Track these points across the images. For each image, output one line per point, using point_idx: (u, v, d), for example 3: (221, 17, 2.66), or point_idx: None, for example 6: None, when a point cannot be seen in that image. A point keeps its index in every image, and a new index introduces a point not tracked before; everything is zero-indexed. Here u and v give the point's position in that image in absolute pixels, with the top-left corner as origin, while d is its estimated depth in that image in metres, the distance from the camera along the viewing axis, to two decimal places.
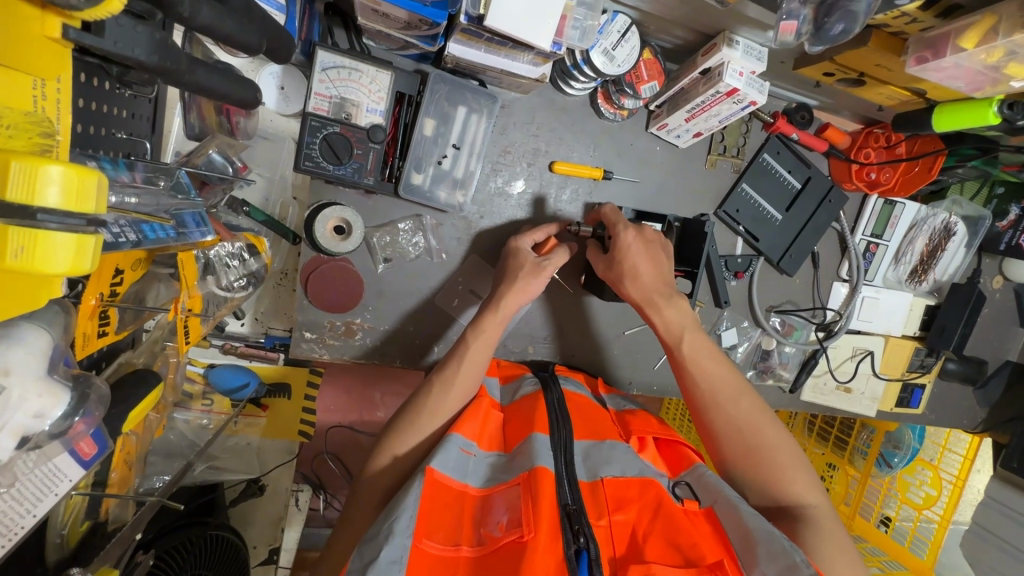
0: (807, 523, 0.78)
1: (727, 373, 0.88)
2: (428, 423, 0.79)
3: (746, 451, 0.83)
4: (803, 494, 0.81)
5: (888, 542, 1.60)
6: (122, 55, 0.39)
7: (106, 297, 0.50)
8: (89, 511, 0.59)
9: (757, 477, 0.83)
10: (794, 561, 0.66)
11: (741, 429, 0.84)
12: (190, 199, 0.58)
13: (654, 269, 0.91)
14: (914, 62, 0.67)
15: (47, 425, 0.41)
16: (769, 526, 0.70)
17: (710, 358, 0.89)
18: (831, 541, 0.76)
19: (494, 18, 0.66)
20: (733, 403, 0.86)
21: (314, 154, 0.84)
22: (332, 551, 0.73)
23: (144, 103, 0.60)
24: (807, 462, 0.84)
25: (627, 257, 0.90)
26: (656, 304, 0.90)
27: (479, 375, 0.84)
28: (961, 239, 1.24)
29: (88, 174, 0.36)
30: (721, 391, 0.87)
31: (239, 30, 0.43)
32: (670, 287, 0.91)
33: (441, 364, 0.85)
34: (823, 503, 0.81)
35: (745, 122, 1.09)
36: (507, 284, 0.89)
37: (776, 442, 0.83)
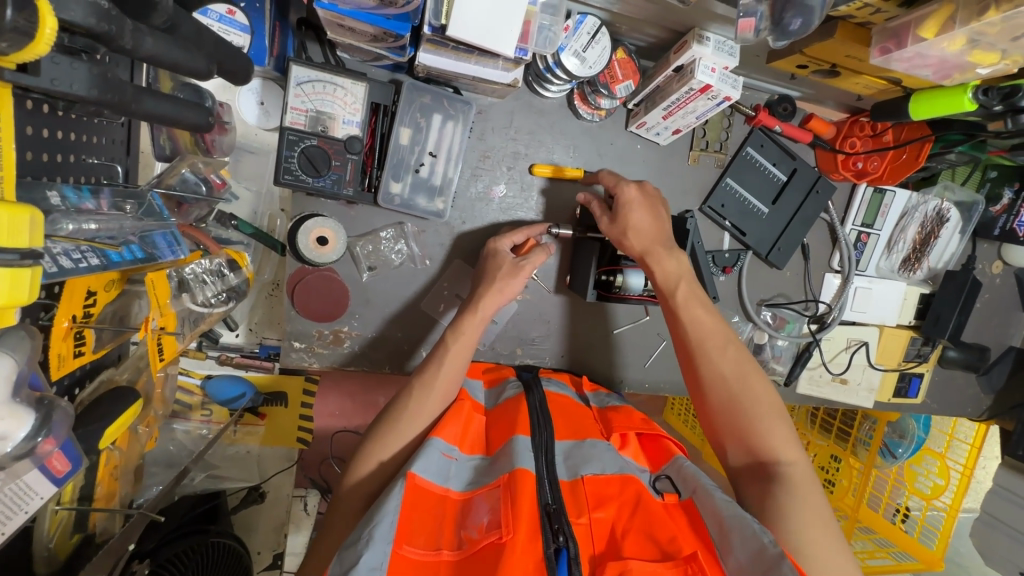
0: (783, 478, 0.77)
1: (718, 325, 0.89)
2: (410, 424, 0.81)
3: (729, 401, 0.84)
4: (781, 450, 0.81)
5: (897, 533, 1.60)
6: (61, 91, 0.39)
7: (79, 318, 0.52)
8: (77, 524, 0.61)
9: (737, 431, 0.83)
10: (762, 544, 0.66)
11: (726, 379, 0.85)
12: (161, 220, 0.59)
13: (657, 225, 0.91)
14: (878, 52, 0.67)
15: (9, 446, 0.41)
16: (742, 512, 0.71)
17: (702, 308, 0.89)
18: (807, 496, 0.75)
19: (455, 27, 0.67)
20: (721, 352, 0.87)
21: (292, 168, 0.86)
22: (315, 557, 0.75)
23: (117, 126, 0.62)
24: (788, 421, 0.84)
25: (633, 213, 0.91)
26: (660, 254, 0.90)
27: (459, 378, 0.86)
28: (954, 225, 1.21)
29: (19, 211, 0.36)
30: (709, 341, 0.87)
31: (185, 56, 0.45)
32: (674, 238, 0.91)
33: (424, 365, 0.86)
34: (801, 462, 0.80)
35: (727, 116, 1.08)
36: (485, 285, 0.90)
37: (760, 395, 0.84)
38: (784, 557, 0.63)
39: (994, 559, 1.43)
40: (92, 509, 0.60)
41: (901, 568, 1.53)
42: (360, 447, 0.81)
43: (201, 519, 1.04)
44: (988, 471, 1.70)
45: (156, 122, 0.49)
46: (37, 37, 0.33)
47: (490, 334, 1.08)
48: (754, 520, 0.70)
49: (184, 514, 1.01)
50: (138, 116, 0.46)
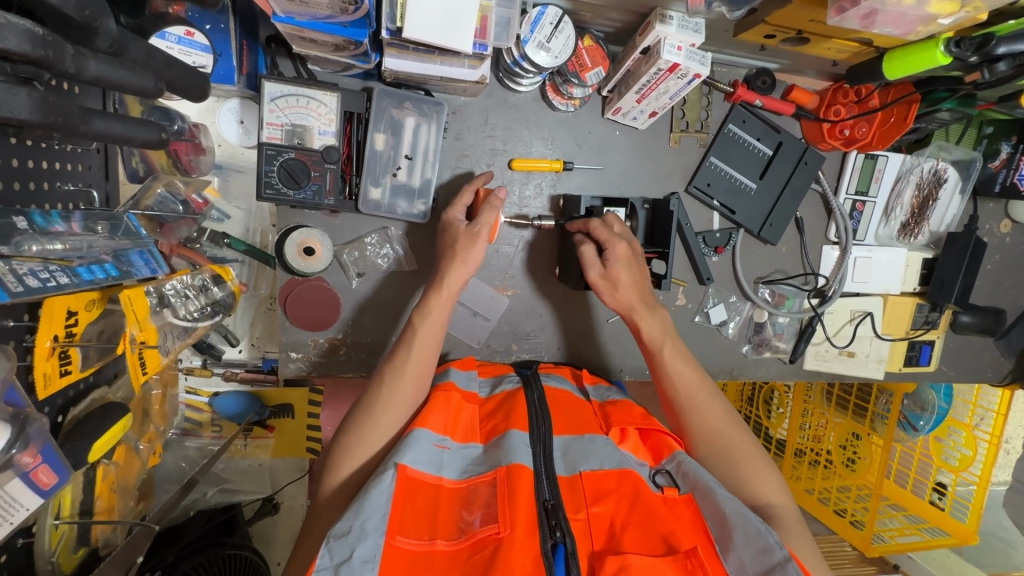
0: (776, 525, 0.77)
1: (700, 378, 0.89)
2: (385, 408, 0.82)
3: (717, 452, 0.83)
4: (770, 494, 0.80)
5: (929, 509, 1.55)
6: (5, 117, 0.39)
7: (62, 338, 0.54)
8: (79, 538, 0.64)
9: (730, 481, 0.82)
10: (767, 544, 0.66)
11: (709, 432, 0.85)
12: (136, 240, 0.61)
13: (639, 280, 0.92)
14: (835, 13, 0.66)
15: None
16: (746, 509, 0.71)
17: (682, 362, 0.90)
18: (799, 541, 0.75)
19: (410, 28, 0.68)
20: (707, 404, 0.86)
21: (273, 181, 0.88)
22: (304, 546, 0.75)
23: (94, 153, 0.65)
24: (774, 465, 0.84)
25: (621, 269, 0.90)
26: (638, 313, 0.91)
27: (432, 356, 0.87)
28: (952, 186, 1.18)
29: None
30: (690, 394, 0.87)
31: (132, 76, 0.47)
32: (651, 295, 0.93)
33: (393, 352, 0.87)
34: (790, 506, 0.80)
35: (705, 94, 1.07)
36: (445, 259, 0.90)
37: (745, 445, 0.84)
38: (789, 557, 0.64)
39: None
40: (91, 522, 0.62)
41: (932, 544, 1.50)
42: (341, 435, 0.82)
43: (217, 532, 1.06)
44: (1017, 438, 1.65)
45: (106, 142, 0.50)
46: None
47: (483, 331, 1.09)
48: (756, 517, 0.70)
49: (200, 526, 1.04)
50: (90, 137, 0.48)
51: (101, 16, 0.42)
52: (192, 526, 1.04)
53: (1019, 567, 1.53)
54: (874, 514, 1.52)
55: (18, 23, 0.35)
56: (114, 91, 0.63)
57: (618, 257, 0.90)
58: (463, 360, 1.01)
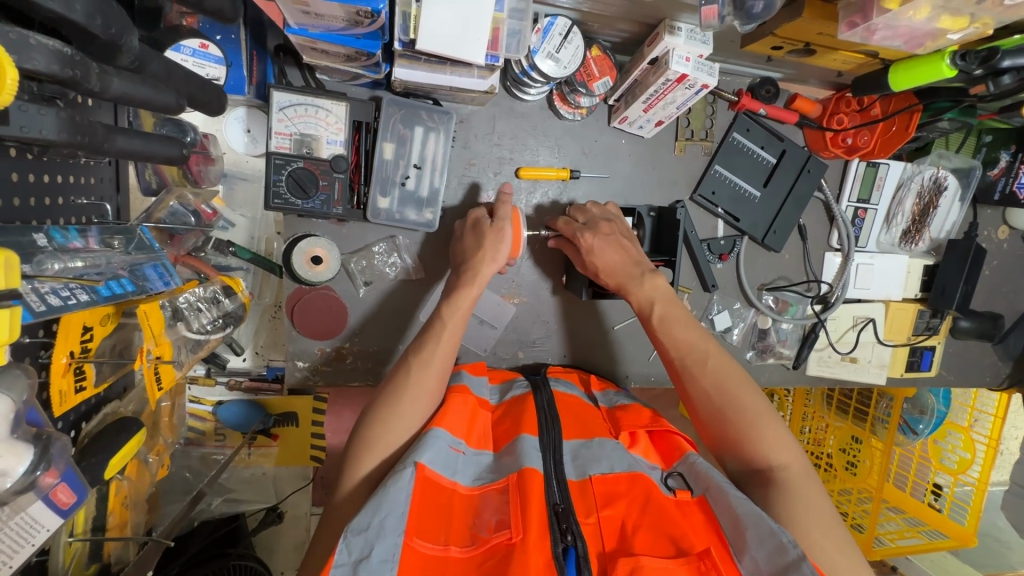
0: (778, 487, 0.77)
1: (700, 339, 0.88)
2: (414, 400, 0.82)
3: (714, 414, 0.84)
4: (774, 455, 0.80)
5: (927, 511, 1.56)
6: (34, 137, 0.39)
7: (77, 354, 0.53)
8: (92, 555, 0.63)
9: (730, 441, 0.82)
10: (781, 543, 0.66)
11: (710, 392, 0.84)
12: (151, 253, 0.61)
13: (623, 258, 0.93)
14: (847, 27, 0.67)
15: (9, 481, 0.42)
16: (756, 508, 0.70)
17: (682, 326, 0.89)
18: (801, 502, 0.75)
19: (423, 40, 0.68)
20: (701, 367, 0.86)
21: (281, 192, 0.88)
22: (319, 542, 0.73)
23: (106, 165, 0.65)
24: (781, 423, 0.83)
25: (596, 256, 0.93)
26: (628, 289, 0.92)
27: (454, 352, 0.87)
28: (953, 194, 1.19)
29: None
30: (690, 357, 0.87)
31: (154, 92, 0.47)
32: (641, 264, 0.92)
33: (418, 345, 0.87)
34: (797, 464, 0.79)
35: (710, 103, 1.07)
36: (478, 256, 0.91)
37: (747, 404, 0.82)
38: (803, 556, 0.64)
39: None
40: (104, 539, 0.61)
41: (931, 547, 1.51)
42: (358, 431, 0.81)
43: (221, 545, 1.07)
44: (1013, 441, 1.67)
45: (127, 158, 0.50)
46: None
47: (490, 339, 1.09)
48: (770, 517, 0.69)
49: (205, 540, 1.05)
50: (112, 154, 0.48)
51: (125, 33, 0.42)
52: (196, 539, 1.05)
53: (1014, 566, 1.57)
54: (875, 518, 1.54)
55: (46, 42, 0.35)
56: (125, 106, 0.63)
57: (589, 244, 0.93)
58: (473, 365, 1.01)
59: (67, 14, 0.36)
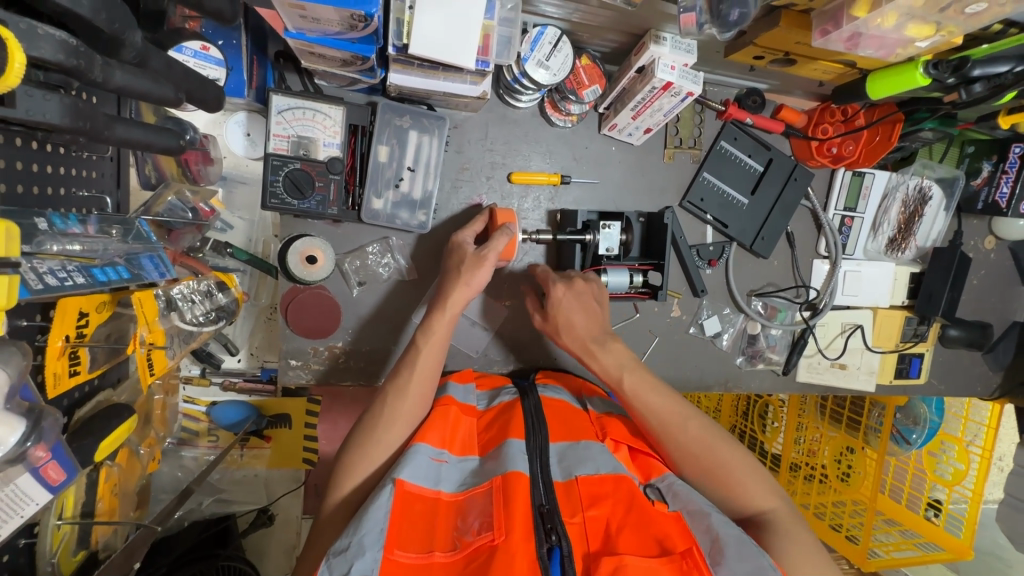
0: (773, 530, 0.78)
1: (674, 403, 0.87)
2: (388, 428, 0.82)
3: (701, 474, 0.83)
4: (762, 500, 0.81)
5: (924, 524, 1.55)
6: (37, 120, 0.41)
7: (72, 339, 0.55)
8: (80, 541, 0.64)
9: (720, 493, 0.83)
10: (760, 563, 0.66)
11: (695, 453, 0.84)
12: (148, 244, 0.63)
13: (594, 321, 0.94)
14: (819, 35, 0.70)
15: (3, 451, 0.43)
16: (737, 530, 0.70)
17: (653, 392, 0.87)
18: (799, 542, 0.76)
19: (415, 44, 0.71)
20: (681, 428, 0.85)
21: (278, 192, 0.90)
22: (306, 560, 0.76)
23: (107, 162, 0.67)
24: (759, 466, 0.85)
25: (562, 310, 0.95)
26: (593, 355, 0.92)
27: (433, 381, 0.88)
28: (938, 203, 1.22)
29: None
30: (667, 420, 0.85)
31: (155, 86, 0.49)
32: (605, 333, 0.93)
33: (396, 373, 0.88)
34: (783, 505, 0.81)
35: (698, 113, 1.10)
36: (451, 281, 0.92)
37: (729, 456, 0.83)
38: None
39: None
40: (94, 523, 0.62)
41: (927, 558, 1.50)
42: (345, 450, 0.83)
43: (211, 544, 1.08)
44: (1008, 453, 1.66)
45: (128, 147, 0.53)
46: (7, 72, 0.35)
47: (481, 341, 1.10)
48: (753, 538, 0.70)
49: (194, 540, 1.06)
50: (113, 142, 0.50)
51: (128, 29, 0.44)
52: (186, 536, 1.06)
53: None
54: (870, 529, 1.53)
55: (52, 33, 0.38)
56: (128, 99, 0.66)
57: (558, 299, 0.95)
58: (460, 374, 1.03)
59: (74, 8, 0.38)
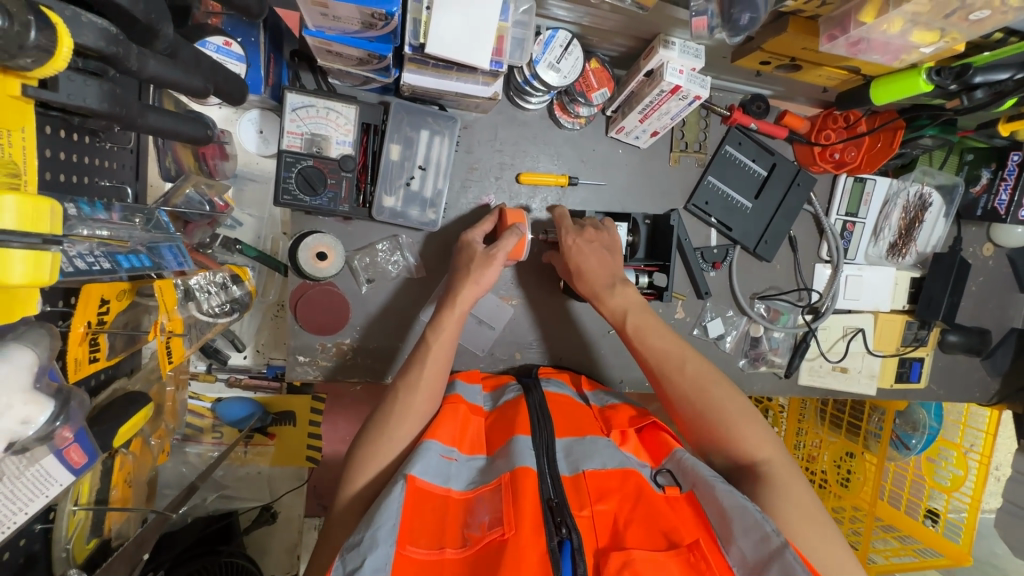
0: (765, 480, 0.78)
1: (676, 345, 0.89)
2: (400, 420, 0.83)
3: (696, 415, 0.85)
4: (758, 450, 0.81)
5: (922, 530, 1.56)
6: (77, 105, 0.44)
7: (93, 325, 0.56)
8: (93, 528, 0.65)
9: (714, 440, 0.83)
10: (764, 531, 0.67)
11: (690, 396, 0.86)
12: (167, 233, 0.64)
13: (607, 263, 0.95)
14: (826, 40, 0.72)
15: (32, 429, 0.46)
16: (741, 499, 0.71)
17: (657, 334, 0.91)
18: (785, 493, 0.76)
19: (432, 44, 0.72)
20: (680, 371, 0.87)
21: (290, 188, 0.91)
22: (319, 555, 0.76)
23: (126, 153, 0.69)
24: (760, 418, 0.84)
25: (575, 257, 0.95)
26: (601, 297, 0.94)
27: (442, 378, 0.89)
28: (937, 209, 1.24)
29: (40, 201, 0.42)
30: (668, 362, 0.88)
31: (183, 76, 0.51)
32: (615, 277, 0.94)
33: (405, 369, 0.89)
34: (780, 457, 0.81)
35: (703, 117, 1.12)
36: (461, 279, 0.93)
37: (728, 403, 0.84)
38: (786, 543, 0.65)
39: None
40: (107, 510, 0.63)
41: (926, 564, 1.50)
42: (356, 447, 0.83)
43: (214, 540, 1.07)
44: (1005, 460, 1.68)
45: (157, 135, 0.56)
46: (56, 56, 0.38)
47: (488, 340, 1.11)
48: (756, 506, 0.70)
49: (197, 534, 1.05)
50: (143, 129, 0.53)
51: (162, 21, 0.46)
52: (185, 534, 1.04)
53: None
54: (869, 534, 1.54)
55: (95, 22, 0.41)
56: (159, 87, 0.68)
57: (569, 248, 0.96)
58: (467, 373, 1.03)
59: None
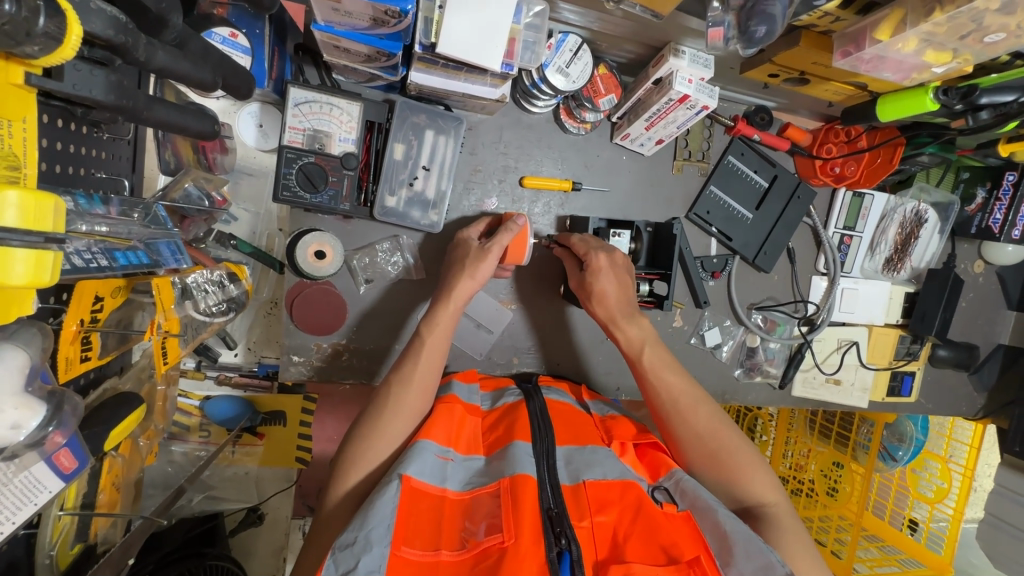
0: (768, 524, 0.79)
1: (689, 383, 0.89)
2: (395, 413, 0.82)
3: (705, 458, 0.84)
4: (764, 495, 0.81)
5: (905, 540, 1.58)
6: (81, 96, 0.43)
7: (86, 322, 0.55)
8: (78, 534, 0.64)
9: (720, 482, 0.83)
10: (770, 561, 0.67)
11: (701, 438, 0.84)
12: (166, 230, 0.62)
13: (626, 291, 0.93)
14: (840, 55, 0.72)
15: (22, 434, 0.45)
16: (746, 528, 0.72)
17: (672, 371, 0.89)
18: (793, 540, 0.77)
19: (443, 43, 0.71)
20: (693, 413, 0.86)
21: (291, 184, 0.89)
22: (309, 553, 0.74)
23: (122, 144, 0.67)
24: (768, 464, 0.85)
25: (603, 277, 0.92)
26: (618, 324, 0.92)
27: (437, 371, 0.87)
28: (933, 226, 1.25)
29: (44, 198, 0.40)
30: (681, 402, 0.87)
31: (192, 68, 0.51)
32: (633, 305, 0.93)
33: (400, 363, 0.87)
34: (784, 503, 0.82)
35: (708, 127, 1.12)
36: (456, 273, 0.91)
37: (738, 449, 0.83)
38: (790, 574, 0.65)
39: (1006, 563, 1.41)
40: (94, 515, 0.62)
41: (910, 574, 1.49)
42: (348, 444, 0.81)
43: (198, 543, 1.05)
44: (987, 474, 1.71)
45: (164, 127, 0.56)
46: (64, 44, 0.37)
47: (485, 344, 1.10)
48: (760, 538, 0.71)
49: (182, 534, 1.05)
50: (150, 122, 0.53)
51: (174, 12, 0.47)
52: (172, 536, 1.03)
53: None
54: (854, 544, 1.53)
55: (105, 10, 0.40)
56: (162, 78, 0.71)
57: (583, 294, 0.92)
58: (465, 373, 1.02)
59: None
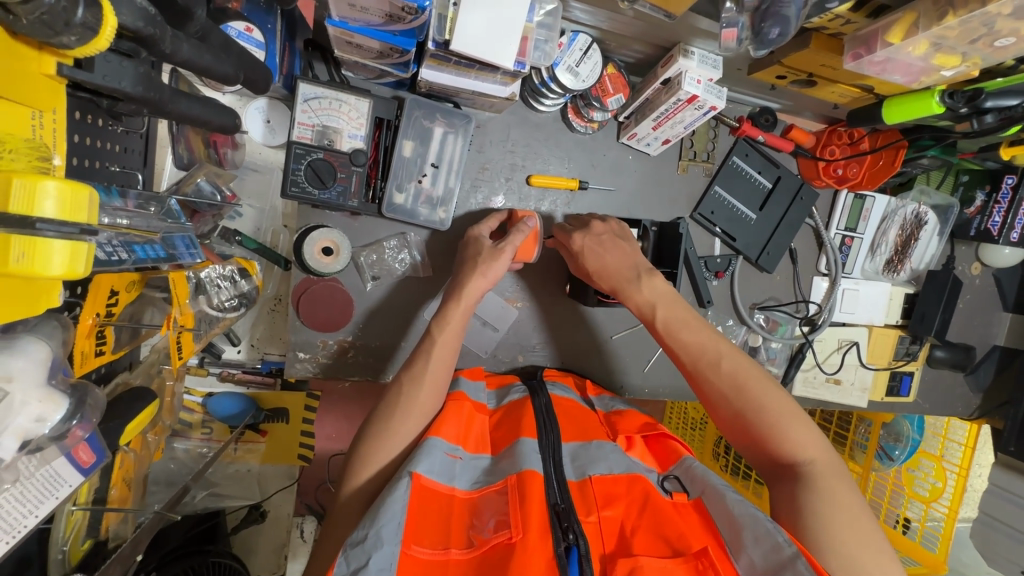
0: (806, 482, 0.74)
1: (709, 340, 0.85)
2: (407, 412, 0.82)
3: (733, 414, 0.81)
4: (800, 451, 0.76)
5: (899, 538, 1.60)
6: (110, 87, 0.44)
7: (102, 316, 0.55)
8: (89, 529, 0.64)
9: (752, 441, 0.80)
10: (776, 541, 0.65)
11: (726, 394, 0.82)
12: (180, 224, 0.62)
13: (625, 259, 0.93)
14: (851, 58, 0.73)
15: (46, 428, 0.45)
16: (755, 510, 0.70)
17: (690, 328, 0.87)
18: (834, 498, 0.71)
19: (458, 40, 0.71)
20: (714, 368, 0.83)
21: (299, 180, 0.88)
22: (320, 552, 0.74)
23: (135, 138, 0.66)
24: (807, 418, 0.79)
25: (588, 257, 0.94)
26: (625, 291, 0.91)
27: (449, 370, 0.87)
28: (933, 228, 1.27)
29: (79, 189, 0.41)
30: (702, 359, 0.85)
31: (214, 62, 0.51)
32: (637, 267, 0.92)
33: (411, 361, 0.87)
34: (825, 460, 0.76)
35: (713, 127, 1.13)
36: (467, 272, 0.91)
37: (767, 403, 0.79)
38: (797, 554, 0.63)
39: (999, 561, 1.43)
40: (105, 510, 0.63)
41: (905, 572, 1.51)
42: (359, 443, 0.81)
43: (200, 540, 1.04)
44: (982, 476, 1.73)
45: (183, 120, 0.56)
46: (99, 36, 0.38)
47: (491, 342, 1.10)
48: (766, 517, 0.69)
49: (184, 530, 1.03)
50: (172, 115, 0.53)
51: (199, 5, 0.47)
52: (174, 534, 1.01)
53: None
54: None
55: (135, 1, 0.40)
56: (176, 70, 0.72)
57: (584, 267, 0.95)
58: (472, 370, 1.01)
59: None
